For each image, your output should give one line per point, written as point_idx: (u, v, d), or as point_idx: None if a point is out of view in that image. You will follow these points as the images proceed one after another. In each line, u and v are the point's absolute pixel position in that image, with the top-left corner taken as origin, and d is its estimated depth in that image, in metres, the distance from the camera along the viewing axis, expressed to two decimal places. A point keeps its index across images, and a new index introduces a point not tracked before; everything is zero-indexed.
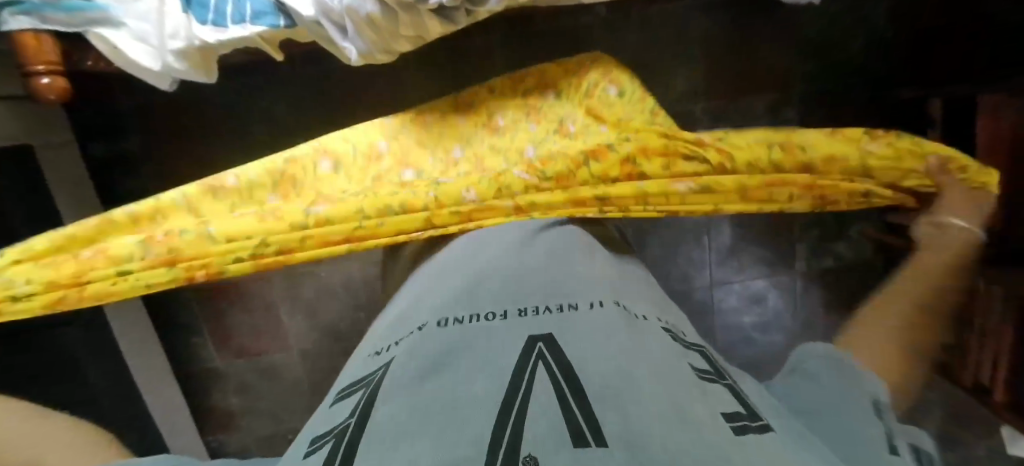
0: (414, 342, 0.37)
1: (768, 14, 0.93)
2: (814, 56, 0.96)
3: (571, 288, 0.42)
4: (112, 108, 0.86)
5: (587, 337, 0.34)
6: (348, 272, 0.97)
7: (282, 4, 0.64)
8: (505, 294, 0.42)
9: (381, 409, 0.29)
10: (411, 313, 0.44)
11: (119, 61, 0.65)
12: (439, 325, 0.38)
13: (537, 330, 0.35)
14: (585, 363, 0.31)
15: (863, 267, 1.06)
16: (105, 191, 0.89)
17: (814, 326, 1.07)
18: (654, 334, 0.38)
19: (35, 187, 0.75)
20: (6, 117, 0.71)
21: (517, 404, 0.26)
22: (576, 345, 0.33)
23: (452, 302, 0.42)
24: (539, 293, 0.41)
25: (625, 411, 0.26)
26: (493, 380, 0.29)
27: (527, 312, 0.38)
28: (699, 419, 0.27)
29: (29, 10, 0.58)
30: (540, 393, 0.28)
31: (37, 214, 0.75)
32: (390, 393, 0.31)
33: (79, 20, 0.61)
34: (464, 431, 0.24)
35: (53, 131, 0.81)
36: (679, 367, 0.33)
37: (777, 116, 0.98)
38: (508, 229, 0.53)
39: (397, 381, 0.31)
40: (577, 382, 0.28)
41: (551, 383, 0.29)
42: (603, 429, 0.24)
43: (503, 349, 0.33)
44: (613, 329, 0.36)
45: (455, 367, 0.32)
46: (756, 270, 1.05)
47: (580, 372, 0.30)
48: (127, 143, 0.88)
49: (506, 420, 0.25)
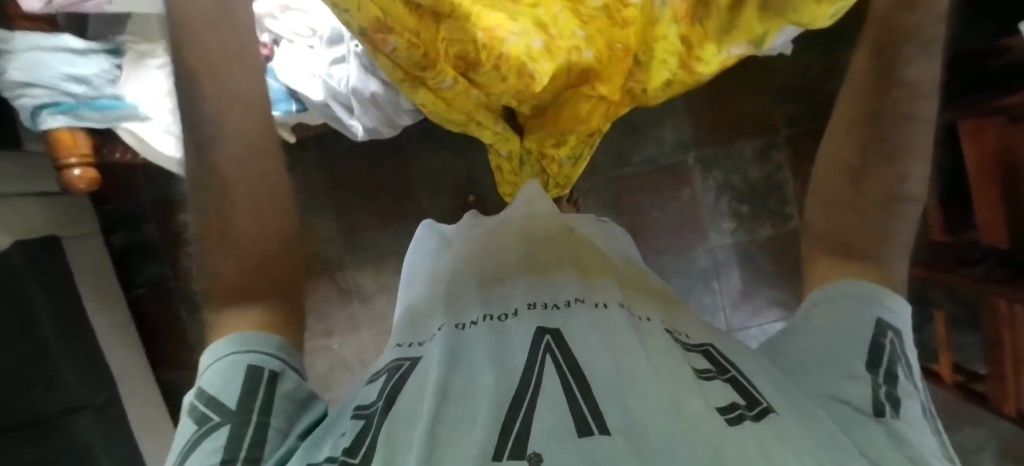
0: (440, 339, 0.39)
1: (741, 64, 0.95)
2: (795, 98, 0.96)
3: (585, 280, 0.43)
4: (136, 206, 0.97)
5: (594, 331, 0.37)
6: (361, 341, 1.00)
7: (293, 91, 0.71)
8: (520, 286, 0.43)
9: (407, 403, 0.34)
10: (428, 305, 0.46)
11: (145, 151, 0.71)
12: (457, 326, 0.40)
13: (547, 323, 0.38)
14: (589, 361, 0.34)
15: None
16: (127, 274, 0.98)
17: None
18: (659, 336, 0.38)
19: (58, 268, 0.81)
20: (38, 210, 0.81)
21: (525, 404, 0.32)
22: (582, 340, 0.36)
23: (469, 297, 0.43)
24: (554, 284, 0.43)
25: (626, 402, 0.31)
26: (508, 381, 0.34)
27: (537, 305, 0.40)
28: (694, 410, 0.30)
29: (67, 110, 0.65)
30: (550, 391, 0.32)
31: (58, 289, 0.80)
32: (414, 390, 0.35)
33: (110, 117, 0.67)
34: (476, 432, 0.30)
35: (84, 223, 0.91)
36: (683, 362, 0.35)
37: (768, 160, 0.97)
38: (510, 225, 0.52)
39: (420, 379, 0.36)
40: (584, 380, 0.33)
41: (558, 379, 0.33)
42: (607, 422, 0.30)
43: (512, 346, 0.36)
44: (615, 323, 0.38)
45: (474, 364, 0.36)
46: (773, 312, 1.00)
47: (586, 372, 0.34)
48: (147, 234, 0.98)
49: (512, 421, 0.30)
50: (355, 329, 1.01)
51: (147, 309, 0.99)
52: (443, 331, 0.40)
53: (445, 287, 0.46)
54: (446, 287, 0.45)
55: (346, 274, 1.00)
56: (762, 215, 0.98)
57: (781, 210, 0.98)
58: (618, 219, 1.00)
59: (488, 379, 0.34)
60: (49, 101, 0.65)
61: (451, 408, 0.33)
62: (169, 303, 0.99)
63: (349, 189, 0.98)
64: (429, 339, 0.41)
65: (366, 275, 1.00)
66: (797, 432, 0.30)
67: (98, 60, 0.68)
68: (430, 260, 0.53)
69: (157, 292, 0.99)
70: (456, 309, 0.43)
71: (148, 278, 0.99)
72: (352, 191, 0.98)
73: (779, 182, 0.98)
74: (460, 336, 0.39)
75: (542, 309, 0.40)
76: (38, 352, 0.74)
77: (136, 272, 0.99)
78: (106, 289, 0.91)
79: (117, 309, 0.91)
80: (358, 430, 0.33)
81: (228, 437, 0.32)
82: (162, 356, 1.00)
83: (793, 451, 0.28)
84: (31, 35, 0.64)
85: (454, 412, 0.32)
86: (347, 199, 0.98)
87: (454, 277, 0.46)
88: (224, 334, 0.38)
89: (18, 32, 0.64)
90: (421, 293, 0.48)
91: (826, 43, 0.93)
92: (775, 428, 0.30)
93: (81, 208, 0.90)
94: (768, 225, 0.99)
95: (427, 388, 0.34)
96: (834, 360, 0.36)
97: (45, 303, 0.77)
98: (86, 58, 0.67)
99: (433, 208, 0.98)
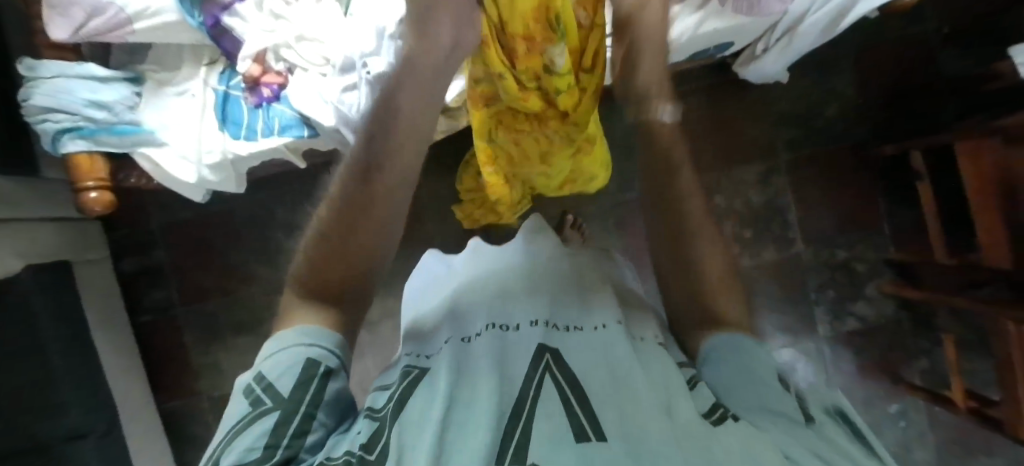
0: (448, 352, 0.39)
1: (739, 94, 0.99)
2: (793, 124, 0.98)
3: (589, 305, 0.44)
4: (144, 232, 0.98)
5: (590, 349, 0.38)
6: (363, 369, 0.99)
7: (306, 117, 0.72)
8: (526, 306, 0.43)
9: (415, 410, 0.34)
10: (431, 324, 0.46)
11: (159, 176, 0.72)
12: (463, 341, 0.41)
13: (548, 338, 0.39)
14: (586, 374, 0.35)
15: (891, 326, 0.96)
16: (133, 301, 0.99)
17: (852, 396, 0.96)
18: (656, 355, 0.39)
19: (65, 293, 0.81)
20: (52, 235, 0.82)
21: (524, 416, 0.32)
22: (579, 359, 0.37)
23: (476, 314, 0.44)
24: (556, 309, 0.44)
25: (623, 410, 0.32)
26: (508, 394, 0.34)
27: (542, 324, 0.41)
28: (680, 416, 0.32)
29: (86, 134, 0.67)
30: (550, 401, 0.33)
31: (64, 308, 0.80)
32: (416, 394, 0.36)
33: (127, 142, 0.69)
34: (480, 430, 0.31)
35: (93, 248, 0.92)
36: (675, 370, 0.36)
37: (768, 186, 0.99)
38: (513, 256, 0.52)
39: (424, 389, 0.36)
40: (581, 390, 0.34)
41: (557, 390, 0.34)
42: (605, 428, 0.31)
43: (515, 361, 0.37)
44: (614, 343, 0.39)
45: (477, 371, 0.37)
46: (780, 338, 0.99)
47: (582, 383, 0.35)
48: (155, 260, 0.99)
49: (514, 424, 0.31)
50: (357, 357, 1.00)
51: (152, 335, 0.99)
52: (449, 344, 0.41)
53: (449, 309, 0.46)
54: (454, 312, 0.46)
55: None
56: (765, 239, 1.00)
57: (784, 235, 1.00)
58: (622, 243, 1.00)
59: (488, 388, 0.34)
60: (71, 126, 0.66)
61: (457, 416, 0.33)
62: (174, 330, 0.99)
63: None
64: (437, 351, 0.42)
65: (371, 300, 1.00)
66: (777, 438, 0.31)
67: (118, 86, 0.70)
68: (438, 288, 0.53)
69: (161, 319, 0.99)
70: (461, 326, 0.43)
71: (154, 305, 0.99)
72: None
73: (780, 206, 1.00)
74: (465, 349, 0.40)
75: (546, 328, 0.41)
76: (41, 375, 0.72)
77: (142, 298, 0.99)
78: (110, 316, 0.90)
79: (120, 335, 0.91)
80: (373, 430, 0.33)
81: (273, 425, 0.33)
82: (163, 385, 0.98)
83: (763, 444, 0.29)
84: (56, 63, 0.67)
85: (460, 416, 0.33)
86: None
87: (458, 301, 0.47)
88: (292, 326, 0.39)
89: (46, 60, 0.67)
90: (426, 318, 0.48)
91: (820, 72, 0.97)
92: (758, 430, 0.31)
93: (89, 235, 0.91)
94: (772, 248, 0.99)
95: (435, 392, 0.35)
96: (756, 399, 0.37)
97: (50, 326, 0.76)
98: (108, 85, 0.69)
99: (440, 234, 1.00)
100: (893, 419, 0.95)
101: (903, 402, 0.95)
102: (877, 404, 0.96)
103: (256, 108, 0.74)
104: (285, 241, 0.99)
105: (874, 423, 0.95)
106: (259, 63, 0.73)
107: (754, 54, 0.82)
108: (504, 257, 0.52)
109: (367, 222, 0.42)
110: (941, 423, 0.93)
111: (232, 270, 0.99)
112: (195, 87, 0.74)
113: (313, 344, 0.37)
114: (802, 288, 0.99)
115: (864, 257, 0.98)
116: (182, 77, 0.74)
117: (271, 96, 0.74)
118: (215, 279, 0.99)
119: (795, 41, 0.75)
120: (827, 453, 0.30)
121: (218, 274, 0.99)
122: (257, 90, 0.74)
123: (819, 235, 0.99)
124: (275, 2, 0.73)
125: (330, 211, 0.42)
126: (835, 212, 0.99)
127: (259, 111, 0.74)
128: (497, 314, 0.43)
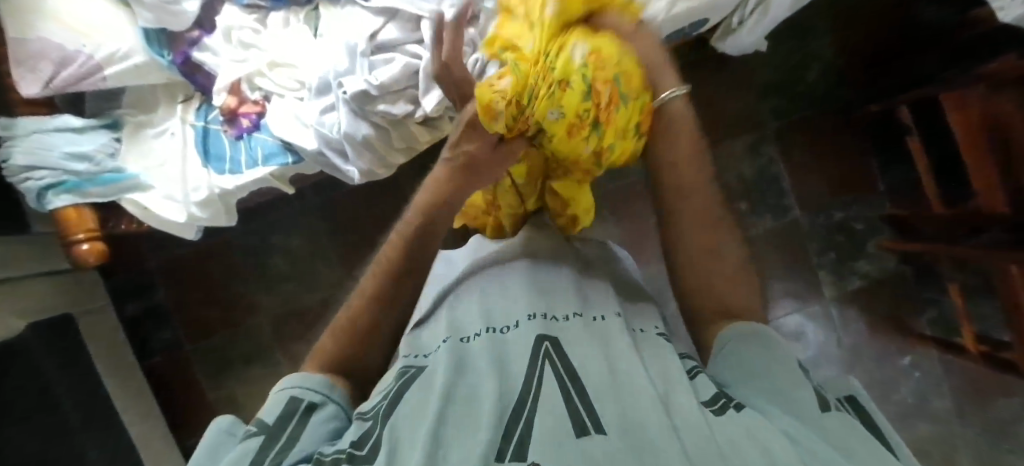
0: (443, 349, 0.39)
1: (720, 67, 0.98)
2: (776, 91, 0.98)
3: (586, 298, 0.44)
4: (144, 274, 0.98)
5: (590, 342, 0.38)
6: None
7: (289, 143, 0.71)
8: (522, 300, 0.43)
9: (409, 407, 0.34)
10: (427, 329, 0.45)
11: (149, 219, 0.71)
12: (461, 339, 0.40)
13: (547, 332, 0.39)
14: (585, 367, 0.35)
15: (895, 281, 0.97)
16: (140, 343, 0.98)
17: (863, 354, 0.97)
18: (655, 347, 0.40)
19: (71, 346, 0.81)
20: (51, 291, 0.82)
21: (524, 414, 0.32)
22: (581, 352, 0.37)
23: (469, 312, 0.43)
24: (554, 300, 0.43)
25: (622, 402, 0.32)
26: (509, 392, 0.34)
27: (539, 317, 0.41)
28: (681, 405, 0.32)
29: (71, 188, 0.66)
30: (550, 395, 0.33)
31: (72, 360, 0.80)
32: (412, 392, 0.35)
33: (114, 190, 0.68)
34: (480, 429, 0.30)
35: (94, 297, 0.91)
36: (674, 362, 0.37)
37: (759, 156, 0.99)
38: (506, 252, 0.51)
39: (421, 387, 0.36)
40: (581, 385, 0.34)
41: (558, 384, 0.34)
42: (604, 421, 0.31)
43: (513, 358, 0.37)
44: (613, 336, 0.39)
45: (474, 369, 0.36)
46: (786, 305, 0.99)
47: (581, 377, 0.35)
48: (158, 300, 0.99)
49: (514, 423, 0.31)
50: None
51: (163, 375, 0.99)
52: (448, 343, 0.40)
53: (443, 312, 0.45)
54: (450, 310, 0.45)
55: None
56: (761, 209, 1.00)
57: (780, 203, 1.00)
58: (620, 229, 1.00)
59: (489, 385, 0.34)
60: (55, 181, 0.65)
61: (455, 412, 0.32)
62: (184, 367, 0.99)
63: (349, 233, 0.98)
64: (434, 349, 0.41)
65: None
66: (775, 421, 0.31)
67: (96, 135, 0.70)
68: (437, 287, 0.53)
69: (171, 358, 0.99)
70: (458, 325, 0.42)
71: (161, 345, 0.99)
72: (353, 233, 0.99)
73: (773, 175, 1.00)
74: (463, 347, 0.39)
75: (544, 322, 0.40)
76: (59, 429, 0.72)
77: (149, 340, 0.99)
78: (119, 363, 0.90)
79: (131, 379, 0.91)
80: (363, 430, 0.33)
81: (255, 450, 0.32)
82: (180, 423, 0.99)
83: (765, 431, 0.29)
84: (32, 119, 0.66)
85: (459, 413, 0.32)
86: (348, 243, 0.99)
87: (452, 301, 0.47)
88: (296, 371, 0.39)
89: (20, 118, 0.66)
90: (419, 321, 0.47)
91: (798, 37, 0.96)
92: (757, 416, 0.32)
93: (88, 284, 0.91)
94: (769, 218, 1.00)
95: (432, 391, 0.34)
96: (759, 383, 0.36)
97: (61, 380, 0.76)
98: (84, 135, 0.69)
99: None
100: (906, 372, 0.96)
101: (915, 354, 0.95)
102: (889, 359, 0.96)
103: (237, 140, 0.74)
104: (283, 266, 0.99)
105: (888, 378, 0.96)
106: (235, 94, 0.73)
107: (730, 27, 0.81)
108: (498, 255, 0.51)
109: (427, 253, 0.43)
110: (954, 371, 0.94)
111: (235, 300, 0.99)
112: (173, 126, 0.73)
113: (292, 387, 0.36)
114: (803, 253, 0.99)
115: (862, 216, 0.98)
116: (159, 118, 0.74)
117: (251, 126, 0.73)
118: (219, 312, 0.99)
119: (771, 8, 0.75)
120: (842, 444, 0.29)
121: (221, 306, 0.99)
122: (236, 122, 0.74)
123: (813, 199, 0.99)
124: (244, 33, 0.72)
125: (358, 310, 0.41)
126: (826, 175, 0.99)
127: (241, 142, 0.73)
128: (493, 312, 0.43)
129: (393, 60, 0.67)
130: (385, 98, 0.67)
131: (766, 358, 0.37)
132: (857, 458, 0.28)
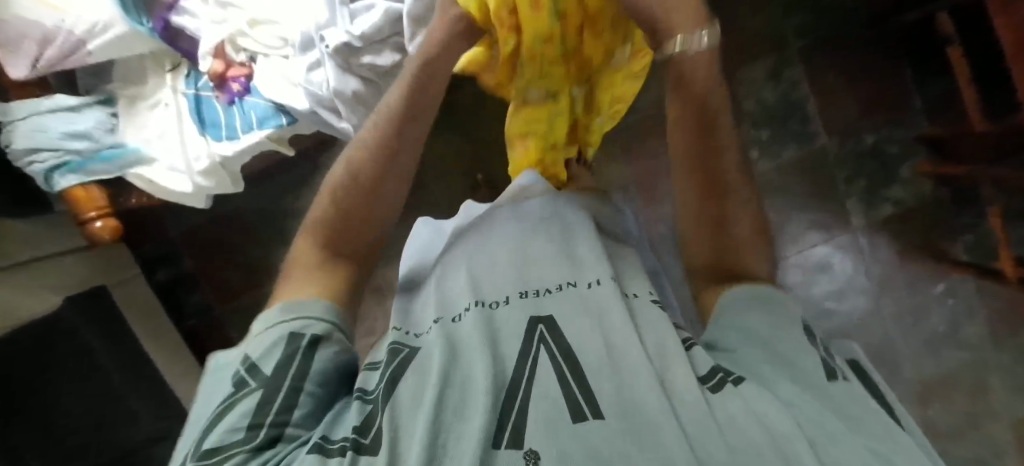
0: (439, 332, 0.38)
1: None
2: (798, 5, 0.89)
3: (579, 259, 0.42)
4: (169, 243, 1.02)
5: (585, 316, 0.37)
6: None
7: (280, 105, 0.70)
8: (515, 274, 0.42)
9: (405, 390, 0.33)
10: (417, 306, 0.44)
11: (158, 192, 0.73)
12: (453, 319, 0.39)
13: (539, 309, 0.38)
14: (582, 345, 0.34)
15: (931, 206, 0.91)
16: (173, 308, 1.03)
17: (894, 283, 0.93)
18: (651, 314, 0.38)
19: (108, 315, 0.85)
20: (80, 266, 0.86)
21: (519, 399, 0.31)
22: (575, 327, 0.36)
23: (461, 285, 0.42)
24: (547, 268, 0.42)
25: (619, 383, 0.31)
26: (501, 375, 0.33)
27: (528, 293, 0.40)
28: (680, 384, 0.31)
29: (76, 168, 0.67)
30: (544, 379, 0.32)
31: (110, 330, 0.83)
32: (405, 376, 0.34)
33: (117, 166, 0.69)
34: (475, 418, 0.30)
35: (127, 266, 0.95)
36: (672, 333, 0.35)
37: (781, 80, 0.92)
38: (500, 219, 0.48)
39: (413, 369, 0.35)
40: (576, 365, 0.33)
41: (552, 367, 0.33)
42: (600, 406, 0.30)
43: (506, 339, 0.36)
44: (608, 305, 0.37)
45: (467, 349, 0.35)
46: (812, 237, 0.95)
47: (577, 356, 0.34)
48: (185, 267, 1.03)
49: (509, 411, 0.31)
50: None
51: (198, 337, 1.04)
52: (438, 325, 0.39)
53: (436, 287, 0.44)
54: (441, 284, 0.44)
55: (374, 272, 1.02)
56: (783, 138, 0.93)
57: (804, 130, 0.93)
58: (631, 169, 0.96)
59: (481, 371, 0.33)
60: (58, 163, 0.66)
61: (449, 397, 0.32)
62: (219, 329, 1.04)
63: None
64: (425, 331, 0.40)
65: (393, 267, 1.02)
66: (783, 398, 0.30)
67: (91, 112, 0.70)
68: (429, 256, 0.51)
69: (204, 321, 1.04)
70: (448, 302, 0.41)
71: (194, 308, 1.04)
72: None
73: (796, 100, 0.93)
74: (454, 329, 0.38)
75: (534, 297, 0.39)
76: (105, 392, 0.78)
77: (182, 305, 1.03)
78: (159, 326, 0.95)
79: (172, 340, 0.96)
80: (366, 413, 0.32)
81: (256, 403, 0.31)
82: None
83: (774, 407, 0.29)
84: (26, 103, 0.66)
85: (452, 399, 0.32)
86: None
87: (445, 271, 0.46)
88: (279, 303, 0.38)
89: (13, 102, 0.66)
90: (412, 295, 0.47)
91: None
92: (761, 392, 0.30)
93: (119, 255, 0.95)
94: (793, 147, 0.94)
95: (425, 377, 0.33)
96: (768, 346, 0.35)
97: (103, 349, 0.80)
98: (80, 113, 0.70)
99: (447, 193, 1.00)
100: (939, 300, 0.91)
101: (950, 281, 0.91)
102: (922, 287, 0.92)
103: (229, 106, 0.72)
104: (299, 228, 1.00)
105: (920, 306, 0.92)
106: (220, 57, 0.71)
107: None
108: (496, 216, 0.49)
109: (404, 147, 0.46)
110: (991, 295, 0.89)
111: (256, 262, 1.02)
112: (165, 96, 0.73)
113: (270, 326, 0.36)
114: (830, 182, 0.94)
115: (895, 138, 0.91)
116: (150, 90, 0.73)
117: (242, 90, 0.71)
118: (243, 275, 1.02)
119: None
120: (852, 412, 0.29)
121: (244, 269, 1.03)
122: (226, 87, 0.72)
123: (841, 123, 0.92)
124: None
125: (360, 159, 0.45)
126: (856, 96, 0.91)
127: (234, 107, 0.72)
128: (483, 286, 0.41)
129: (372, 7, 0.63)
130: (369, 48, 0.64)
131: (779, 325, 0.36)
132: (861, 425, 0.28)
